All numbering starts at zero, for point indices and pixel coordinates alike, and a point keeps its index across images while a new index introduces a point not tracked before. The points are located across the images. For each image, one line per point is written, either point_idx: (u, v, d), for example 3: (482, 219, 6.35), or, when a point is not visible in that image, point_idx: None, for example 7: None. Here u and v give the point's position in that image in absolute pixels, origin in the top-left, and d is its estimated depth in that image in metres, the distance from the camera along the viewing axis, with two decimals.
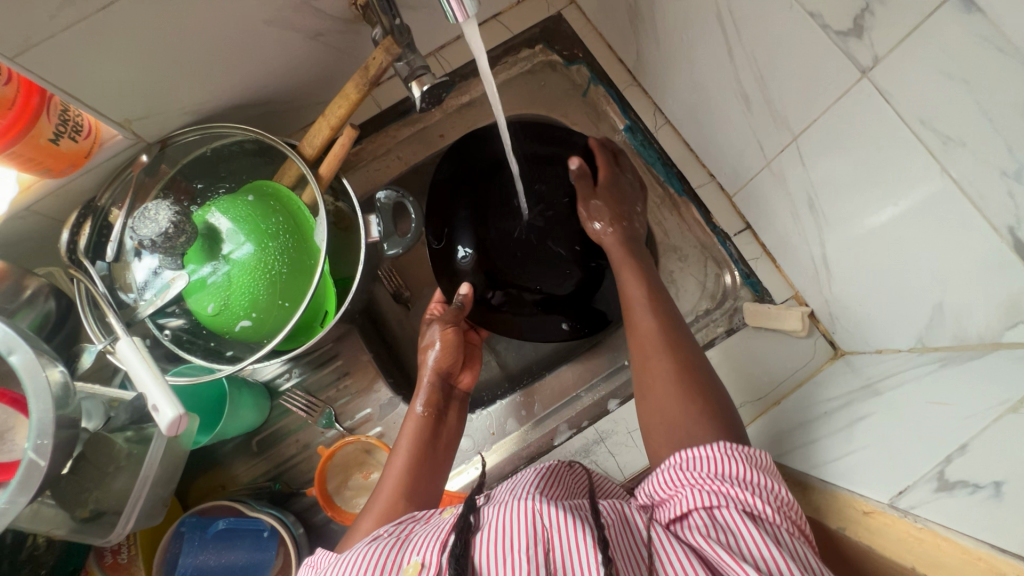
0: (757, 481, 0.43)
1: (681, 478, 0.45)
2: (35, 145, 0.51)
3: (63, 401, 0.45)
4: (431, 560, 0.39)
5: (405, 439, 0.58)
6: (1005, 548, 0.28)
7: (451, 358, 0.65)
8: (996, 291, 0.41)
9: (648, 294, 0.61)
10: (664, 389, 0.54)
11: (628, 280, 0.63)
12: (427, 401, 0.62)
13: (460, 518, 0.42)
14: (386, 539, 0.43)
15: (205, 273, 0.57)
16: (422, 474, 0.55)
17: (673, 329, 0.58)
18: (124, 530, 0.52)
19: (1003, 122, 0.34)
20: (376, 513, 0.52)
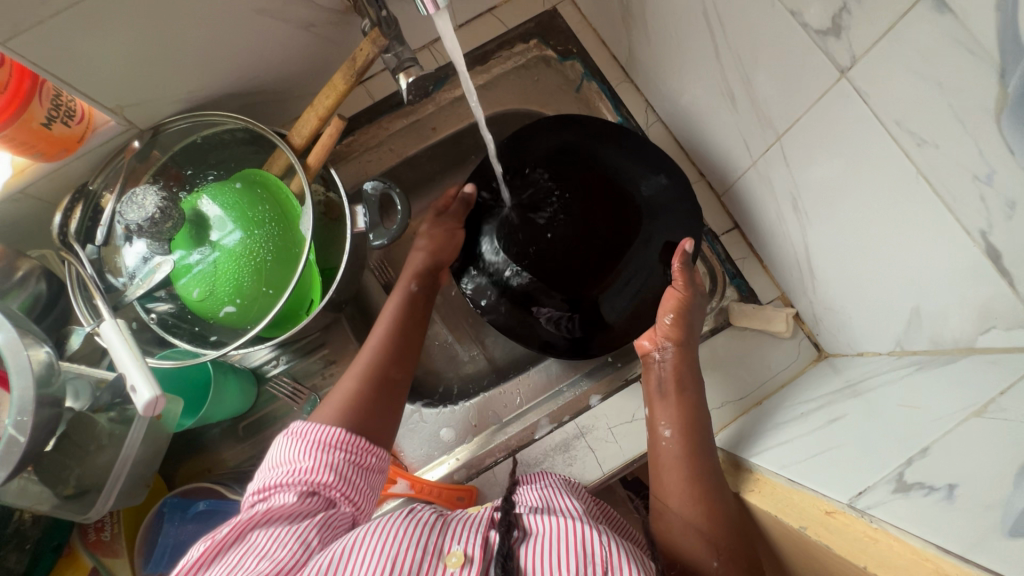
0: None
1: None
2: (27, 129, 0.52)
3: (45, 381, 0.46)
4: (474, 554, 0.44)
5: (390, 309, 0.64)
6: (950, 550, 0.28)
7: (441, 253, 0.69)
8: (970, 295, 0.41)
9: (687, 427, 0.55)
10: (672, 484, 0.53)
11: (672, 412, 0.56)
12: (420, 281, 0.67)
13: (499, 517, 0.47)
14: (427, 517, 0.48)
15: (192, 259, 0.58)
16: (402, 347, 0.62)
17: (698, 421, 0.55)
18: (102, 508, 0.55)
19: (975, 125, 0.34)
20: (362, 374, 0.58)
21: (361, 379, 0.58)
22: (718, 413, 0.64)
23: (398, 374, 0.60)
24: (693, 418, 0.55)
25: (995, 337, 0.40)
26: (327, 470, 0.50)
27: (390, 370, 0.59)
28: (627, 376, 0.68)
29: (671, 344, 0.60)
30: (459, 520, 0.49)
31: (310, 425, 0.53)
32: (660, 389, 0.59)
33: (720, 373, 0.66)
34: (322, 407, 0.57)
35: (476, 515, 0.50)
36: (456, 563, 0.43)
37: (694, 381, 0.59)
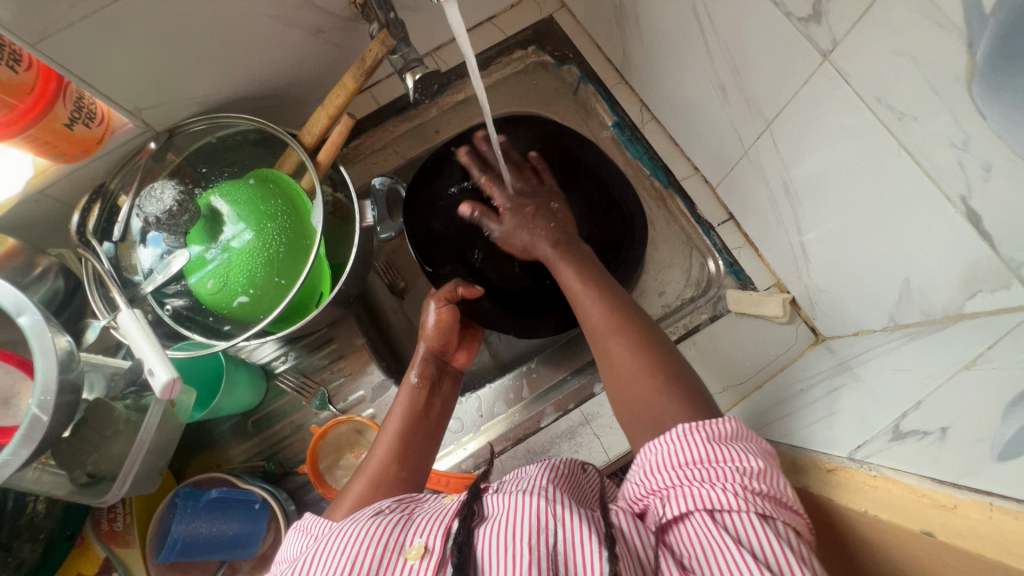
0: (720, 460, 0.41)
1: (651, 480, 0.43)
2: (50, 129, 0.55)
3: (67, 366, 0.48)
4: (434, 545, 0.42)
5: (398, 407, 0.61)
6: (944, 480, 0.30)
7: (444, 338, 0.66)
8: (956, 261, 0.43)
9: (607, 308, 0.57)
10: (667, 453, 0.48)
11: (592, 321, 0.57)
12: (421, 372, 0.64)
13: (462, 506, 0.45)
14: (391, 517, 0.46)
15: (207, 254, 0.60)
16: (408, 444, 0.59)
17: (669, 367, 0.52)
18: (116, 494, 0.55)
19: (949, 93, 0.36)
20: (367, 477, 0.55)
21: (367, 484, 0.55)
22: (719, 398, 0.65)
23: (409, 473, 0.57)
24: (606, 297, 0.58)
25: (981, 301, 0.42)
26: None
27: (393, 471, 0.56)
28: None
29: (584, 289, 0.59)
30: (426, 515, 0.47)
31: (316, 519, 0.50)
32: (584, 313, 0.58)
33: (720, 359, 0.67)
34: (335, 504, 0.55)
35: (445, 507, 0.48)
36: (415, 555, 0.42)
37: (619, 330, 0.55)
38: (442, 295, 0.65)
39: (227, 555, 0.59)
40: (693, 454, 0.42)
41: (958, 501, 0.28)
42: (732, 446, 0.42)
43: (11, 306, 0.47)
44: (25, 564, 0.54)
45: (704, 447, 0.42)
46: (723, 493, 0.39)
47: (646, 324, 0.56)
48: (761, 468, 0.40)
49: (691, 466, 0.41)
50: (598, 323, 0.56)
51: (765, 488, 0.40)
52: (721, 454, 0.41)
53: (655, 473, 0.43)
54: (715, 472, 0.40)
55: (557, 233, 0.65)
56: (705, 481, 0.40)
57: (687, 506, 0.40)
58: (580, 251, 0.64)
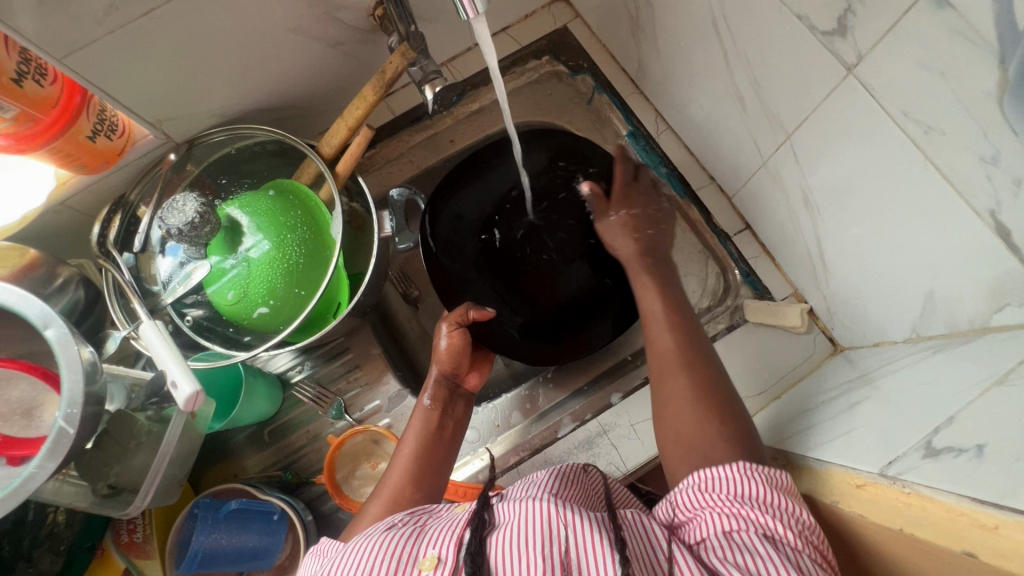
0: (781, 504, 0.44)
1: (703, 498, 0.46)
2: (74, 141, 0.56)
3: (92, 378, 0.48)
4: (447, 556, 0.43)
5: (412, 429, 0.62)
6: (983, 499, 0.30)
7: (456, 362, 0.65)
8: (983, 274, 0.43)
9: (683, 347, 0.56)
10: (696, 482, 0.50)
11: (664, 354, 0.57)
12: (434, 395, 0.64)
13: (473, 516, 0.46)
14: (403, 529, 0.47)
15: (226, 265, 0.60)
16: (423, 466, 0.59)
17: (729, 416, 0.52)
18: (141, 505, 0.54)
19: (978, 109, 0.36)
20: (383, 500, 0.56)
21: (383, 506, 0.56)
22: None
23: (424, 494, 0.58)
24: (686, 336, 0.57)
25: (1009, 314, 0.42)
26: None
27: (408, 492, 0.57)
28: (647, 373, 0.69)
29: (660, 318, 0.59)
30: (439, 525, 0.47)
31: (331, 542, 0.48)
32: (654, 343, 0.58)
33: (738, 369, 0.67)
34: (353, 524, 0.56)
35: (458, 516, 0.49)
36: (429, 566, 0.42)
37: (685, 364, 0.55)
38: (455, 318, 0.65)
39: (246, 565, 0.59)
40: (755, 487, 0.44)
41: (1000, 521, 0.28)
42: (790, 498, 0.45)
43: (37, 319, 0.46)
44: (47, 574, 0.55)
45: (767, 486, 0.44)
46: (776, 526, 0.42)
47: (716, 367, 0.55)
48: (809, 523, 0.43)
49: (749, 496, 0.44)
50: (668, 356, 0.56)
51: (813, 538, 0.43)
52: (779, 498, 0.44)
53: (708, 492, 0.46)
54: (771, 507, 0.43)
55: (646, 239, 0.65)
56: (759, 510, 0.43)
57: (737, 525, 0.42)
58: (669, 273, 0.63)
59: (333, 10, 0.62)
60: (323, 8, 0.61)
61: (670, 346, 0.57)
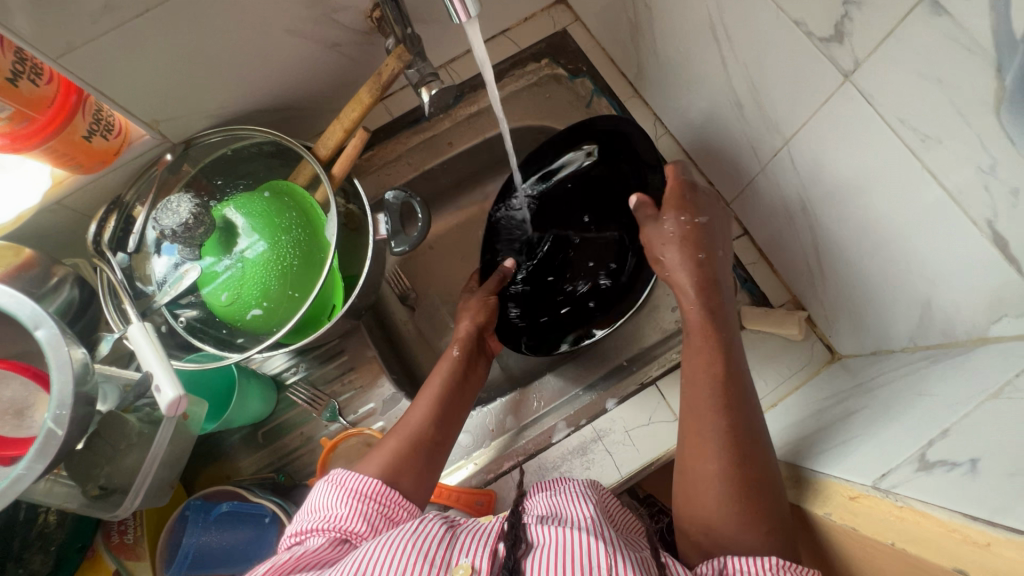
0: None
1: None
2: (69, 141, 0.56)
3: (82, 380, 0.47)
4: (481, 565, 0.43)
5: (436, 374, 0.64)
6: (976, 515, 0.29)
7: (483, 322, 0.70)
8: (981, 285, 0.42)
9: (733, 422, 0.49)
10: (702, 490, 0.48)
11: (704, 427, 0.50)
12: (461, 348, 0.67)
13: (507, 530, 0.46)
14: (435, 527, 0.46)
15: (219, 267, 0.60)
16: (444, 412, 0.60)
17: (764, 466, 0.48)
18: (131, 506, 0.54)
19: (976, 118, 0.36)
20: (402, 434, 0.57)
21: (403, 441, 0.56)
22: None
23: (442, 438, 0.59)
24: (736, 410, 0.50)
25: (1007, 326, 0.42)
26: (360, 520, 0.48)
27: (428, 432, 0.58)
28: (642, 379, 0.68)
29: (712, 379, 0.52)
30: (469, 532, 0.47)
31: (351, 475, 0.52)
32: (694, 410, 0.51)
33: None
34: (365, 459, 0.56)
35: (487, 525, 0.49)
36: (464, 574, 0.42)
37: (734, 402, 0.51)
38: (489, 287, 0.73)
39: (236, 569, 0.59)
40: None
41: (993, 539, 0.28)
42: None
43: (27, 319, 0.46)
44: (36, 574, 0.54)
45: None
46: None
47: (764, 444, 0.49)
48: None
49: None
50: (717, 389, 0.51)
51: None
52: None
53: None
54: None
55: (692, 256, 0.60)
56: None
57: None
58: (719, 303, 0.58)
59: (330, 11, 0.62)
60: (320, 10, 0.61)
61: (718, 380, 0.52)
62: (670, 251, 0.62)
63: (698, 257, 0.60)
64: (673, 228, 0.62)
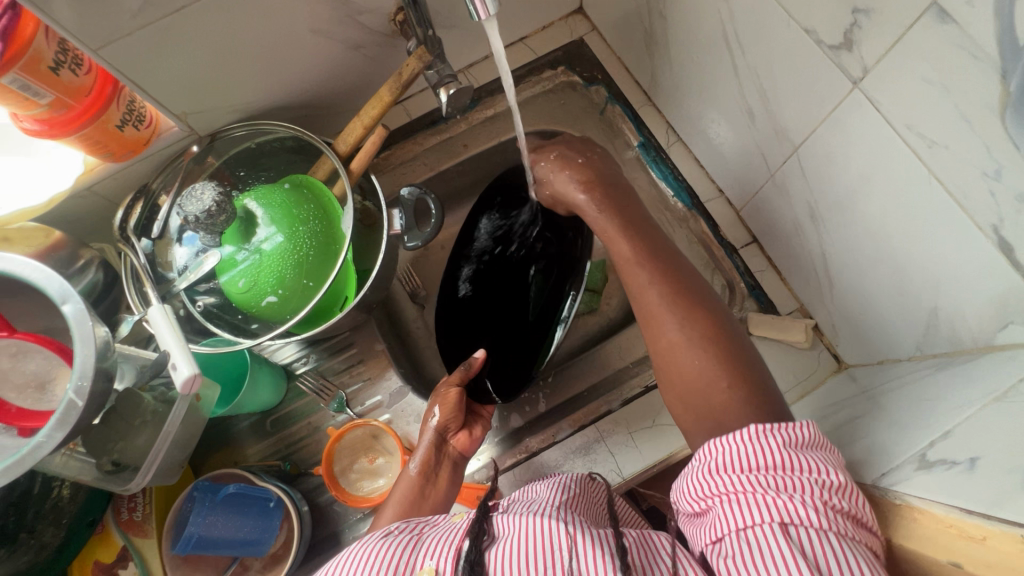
0: (798, 465, 0.38)
1: (712, 483, 0.40)
2: (103, 129, 0.58)
3: (103, 355, 0.49)
4: (445, 568, 0.42)
5: (395, 495, 0.58)
6: (972, 510, 0.29)
7: (450, 421, 0.62)
8: (988, 292, 0.42)
9: (669, 291, 0.53)
10: (688, 365, 0.50)
11: (650, 304, 0.53)
12: (421, 461, 0.60)
13: (472, 526, 0.45)
14: (400, 537, 0.46)
15: (239, 256, 0.62)
16: None
17: (722, 322, 0.52)
18: (141, 483, 0.56)
19: (981, 123, 0.36)
20: None
21: None
22: None
23: None
24: (677, 287, 0.54)
25: (1013, 332, 0.42)
26: None
27: None
28: (647, 382, 0.69)
29: (638, 261, 0.56)
30: (436, 536, 0.46)
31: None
32: (640, 292, 0.55)
33: None
34: None
35: (453, 527, 0.48)
36: None
37: (680, 278, 0.54)
38: (453, 380, 0.65)
39: (241, 552, 0.59)
40: (769, 459, 0.39)
41: (988, 532, 0.28)
42: (810, 455, 0.39)
43: (56, 295, 0.48)
44: (48, 546, 0.56)
45: (781, 453, 0.39)
46: (802, 508, 0.36)
47: (700, 298, 0.53)
48: (841, 484, 0.37)
49: (763, 471, 0.39)
50: (657, 276, 0.54)
51: (845, 503, 0.37)
52: (798, 461, 0.38)
53: (720, 476, 0.40)
54: (791, 482, 0.37)
55: (592, 174, 0.63)
56: (774, 489, 0.37)
57: (758, 517, 0.37)
58: (628, 204, 0.62)
59: (355, 13, 0.64)
60: (345, 12, 0.64)
61: (650, 266, 0.55)
62: (557, 182, 0.64)
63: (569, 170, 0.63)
64: (547, 166, 0.65)
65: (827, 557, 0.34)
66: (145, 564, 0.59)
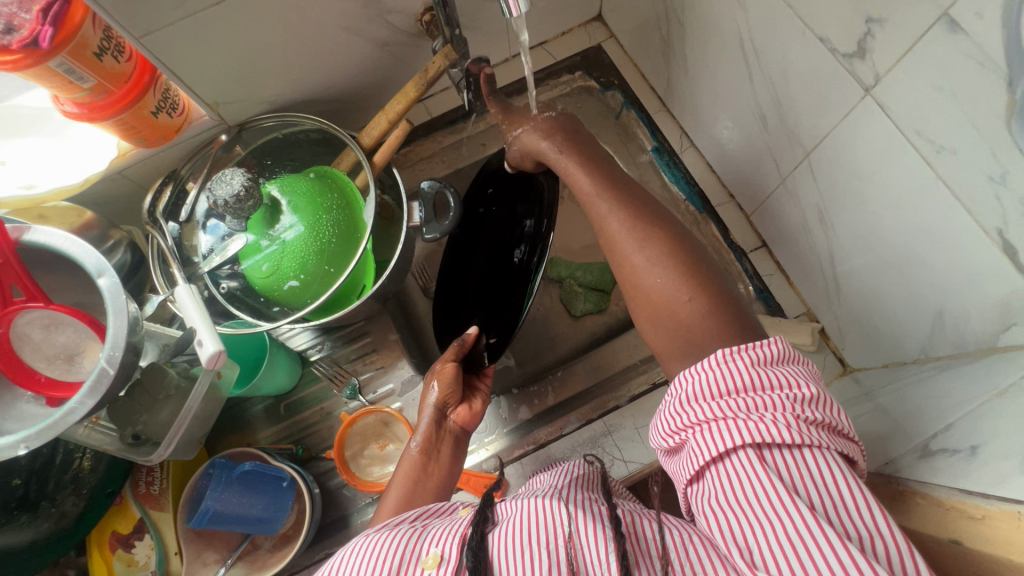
0: (768, 383, 0.41)
1: (685, 415, 0.42)
2: (139, 115, 0.61)
3: (133, 329, 0.51)
4: (451, 553, 0.42)
5: (399, 471, 0.60)
6: (972, 491, 0.31)
7: (448, 395, 0.63)
8: (992, 295, 0.44)
9: (628, 220, 0.54)
10: (653, 283, 0.51)
11: (613, 236, 0.54)
12: (422, 439, 0.61)
13: (475, 515, 0.45)
14: (405, 529, 0.46)
15: (264, 241, 0.64)
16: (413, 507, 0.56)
17: (686, 242, 0.53)
18: (163, 454, 0.57)
19: (987, 129, 0.38)
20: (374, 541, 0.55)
21: None
22: None
23: None
24: (639, 214, 0.54)
25: (1015, 334, 0.43)
26: None
27: None
28: (655, 379, 0.70)
29: (597, 195, 0.56)
30: (441, 526, 0.46)
31: None
32: (602, 223, 0.56)
33: None
34: None
35: (456, 520, 0.47)
36: (432, 564, 0.41)
37: (641, 204, 0.56)
38: (448, 356, 0.65)
39: (253, 529, 0.60)
40: (737, 381, 0.41)
41: (988, 512, 0.30)
42: (778, 372, 0.41)
43: (92, 268, 0.50)
44: (67, 515, 0.58)
45: (749, 373, 0.41)
46: (772, 426, 0.38)
47: (664, 222, 0.54)
48: (811, 396, 0.40)
49: (734, 395, 0.41)
50: (617, 208, 0.55)
51: (815, 416, 0.39)
52: (766, 380, 0.41)
53: (694, 407, 0.42)
54: (761, 402, 0.40)
55: (549, 122, 0.63)
56: (745, 411, 0.39)
57: (732, 442, 0.39)
58: (593, 149, 0.61)
59: (385, 13, 0.67)
60: (375, 11, 0.66)
61: (609, 201, 0.56)
62: (518, 136, 0.64)
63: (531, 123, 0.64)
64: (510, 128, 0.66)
65: (803, 476, 0.36)
66: (160, 537, 0.61)
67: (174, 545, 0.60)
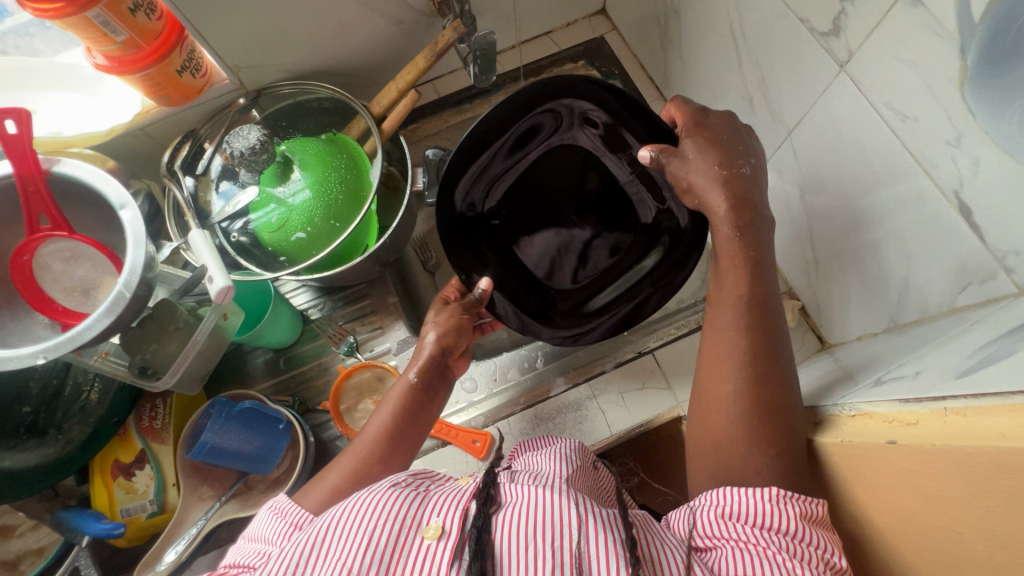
0: (809, 539, 0.42)
1: (726, 528, 0.44)
2: (164, 72, 0.65)
3: (149, 265, 0.54)
4: (452, 526, 0.43)
5: (387, 402, 0.59)
6: (912, 398, 0.35)
7: (451, 339, 0.62)
8: (951, 258, 0.47)
9: (754, 344, 0.51)
10: (723, 416, 0.50)
11: (723, 348, 0.52)
12: (419, 372, 0.61)
13: (479, 490, 0.47)
14: (407, 489, 0.47)
15: (273, 195, 0.67)
16: (393, 446, 0.57)
17: (785, 387, 0.50)
18: (169, 382, 0.60)
19: (944, 95, 0.42)
20: (347, 470, 0.55)
21: (347, 476, 0.55)
22: None
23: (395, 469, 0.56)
24: (758, 330, 0.51)
25: (970, 294, 0.46)
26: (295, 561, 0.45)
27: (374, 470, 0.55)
28: (640, 348, 0.73)
29: (737, 297, 0.53)
30: (443, 495, 0.47)
31: (290, 504, 0.51)
32: (718, 329, 0.53)
33: None
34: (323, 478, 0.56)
35: (460, 490, 0.49)
36: (432, 535, 0.42)
37: (771, 321, 0.52)
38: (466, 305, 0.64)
39: (249, 467, 0.63)
40: (781, 523, 0.43)
41: (920, 415, 0.34)
42: (818, 532, 0.43)
43: (116, 199, 0.54)
44: (73, 441, 0.61)
45: (797, 521, 0.43)
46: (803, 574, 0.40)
47: (783, 368, 0.50)
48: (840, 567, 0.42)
49: (772, 531, 0.43)
50: (740, 320, 0.52)
51: None
52: (811, 538, 0.42)
53: (733, 524, 0.44)
54: (798, 550, 0.41)
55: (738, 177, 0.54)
56: (785, 552, 0.41)
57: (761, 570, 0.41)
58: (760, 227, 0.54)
59: None
60: None
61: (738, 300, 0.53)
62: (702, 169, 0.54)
63: (726, 171, 0.53)
64: (696, 154, 0.55)
65: None
66: (159, 468, 0.64)
67: (172, 478, 0.63)
